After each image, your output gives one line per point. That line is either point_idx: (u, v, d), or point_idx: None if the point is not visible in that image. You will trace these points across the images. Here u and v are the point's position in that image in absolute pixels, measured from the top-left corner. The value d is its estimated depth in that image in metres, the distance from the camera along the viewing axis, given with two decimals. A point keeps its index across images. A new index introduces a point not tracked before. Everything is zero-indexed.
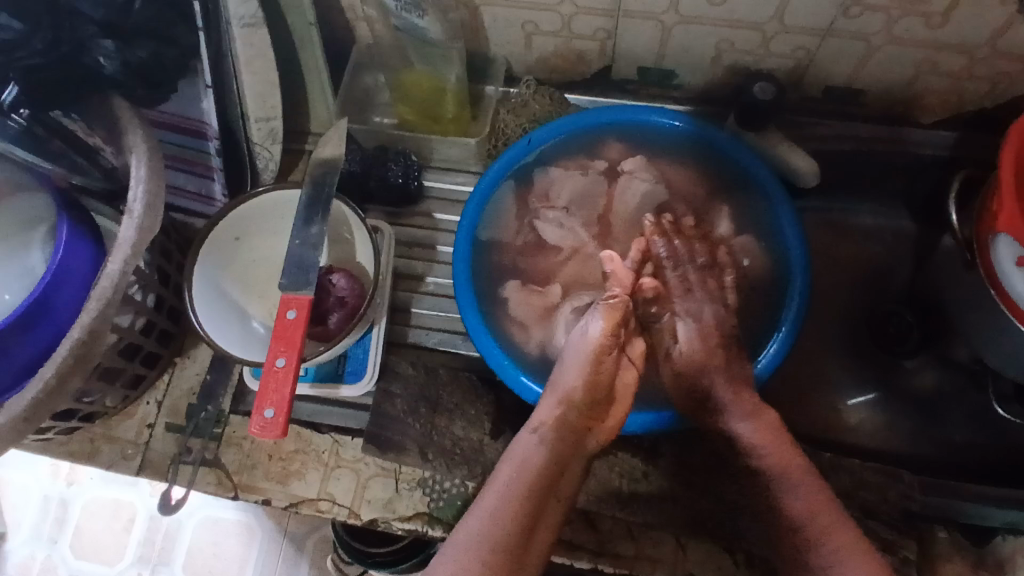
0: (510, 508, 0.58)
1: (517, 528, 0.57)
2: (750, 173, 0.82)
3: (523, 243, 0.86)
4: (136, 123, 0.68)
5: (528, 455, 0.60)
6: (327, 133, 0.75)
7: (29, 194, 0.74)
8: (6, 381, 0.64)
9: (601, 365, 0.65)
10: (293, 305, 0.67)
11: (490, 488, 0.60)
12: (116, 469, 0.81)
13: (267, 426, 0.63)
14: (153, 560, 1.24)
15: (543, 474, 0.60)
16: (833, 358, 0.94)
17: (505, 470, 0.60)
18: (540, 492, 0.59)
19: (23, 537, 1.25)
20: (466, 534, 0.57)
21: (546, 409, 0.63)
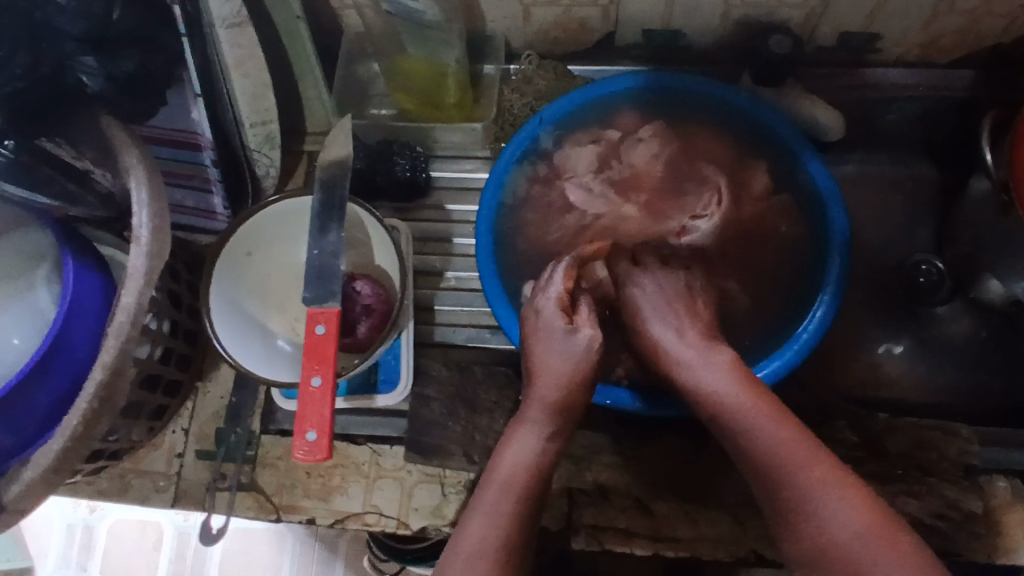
0: (511, 503, 0.58)
1: (518, 527, 0.57)
2: (773, 130, 0.78)
3: (545, 226, 0.80)
4: (130, 143, 0.64)
5: (528, 454, 0.60)
6: (330, 132, 0.71)
7: (24, 229, 0.69)
8: (30, 432, 0.60)
9: (587, 381, 0.64)
10: (320, 319, 0.64)
11: (490, 479, 0.59)
12: (150, 503, 0.78)
13: (312, 450, 0.60)
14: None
15: (544, 479, 0.60)
16: (868, 312, 0.92)
17: (505, 471, 0.59)
18: (538, 499, 0.59)
19: (52, 565, 1.23)
20: (474, 530, 0.56)
21: (538, 411, 0.63)
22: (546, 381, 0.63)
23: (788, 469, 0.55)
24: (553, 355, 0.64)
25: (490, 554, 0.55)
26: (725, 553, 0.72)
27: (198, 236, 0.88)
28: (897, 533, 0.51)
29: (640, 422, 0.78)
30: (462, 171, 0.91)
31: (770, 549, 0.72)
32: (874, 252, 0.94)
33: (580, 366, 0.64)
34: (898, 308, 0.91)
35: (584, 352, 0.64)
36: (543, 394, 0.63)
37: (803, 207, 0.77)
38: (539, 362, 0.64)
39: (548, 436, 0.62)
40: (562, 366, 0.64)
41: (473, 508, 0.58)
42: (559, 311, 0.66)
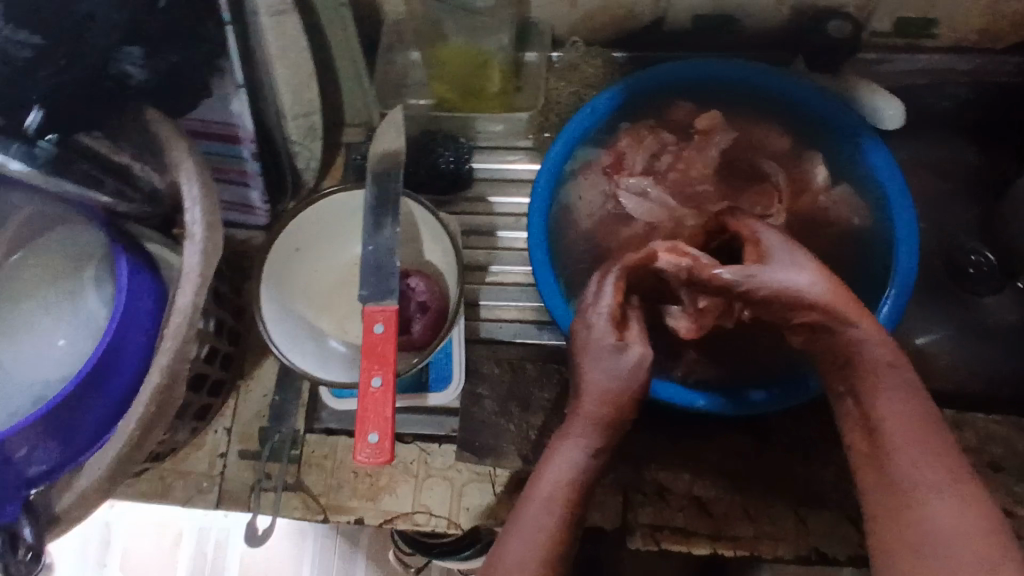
0: (555, 523, 0.57)
1: (560, 547, 0.56)
2: (834, 120, 0.75)
3: (600, 220, 0.77)
4: (179, 137, 0.62)
5: (569, 472, 0.59)
6: (381, 124, 0.69)
7: (76, 228, 0.67)
8: (84, 440, 0.58)
9: (636, 399, 0.61)
10: (379, 318, 0.62)
11: (533, 497, 0.58)
12: (194, 504, 0.77)
13: (375, 452, 0.58)
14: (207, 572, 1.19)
15: (586, 498, 0.59)
16: (930, 306, 0.87)
17: (547, 488, 0.58)
18: (580, 517, 0.58)
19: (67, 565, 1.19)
20: (525, 539, 0.55)
21: (583, 425, 0.61)
22: (594, 394, 0.61)
23: (897, 446, 0.54)
24: (603, 373, 0.61)
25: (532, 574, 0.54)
26: (786, 552, 0.70)
27: (236, 230, 0.86)
28: (999, 529, 0.50)
29: (694, 419, 0.76)
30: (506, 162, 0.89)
31: (831, 547, 0.70)
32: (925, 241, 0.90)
33: (629, 384, 0.61)
34: (954, 295, 0.88)
35: (634, 369, 0.61)
36: (590, 409, 0.61)
37: (865, 196, 0.74)
38: (587, 373, 0.61)
39: (593, 453, 0.60)
40: (619, 377, 0.61)
41: (514, 523, 0.57)
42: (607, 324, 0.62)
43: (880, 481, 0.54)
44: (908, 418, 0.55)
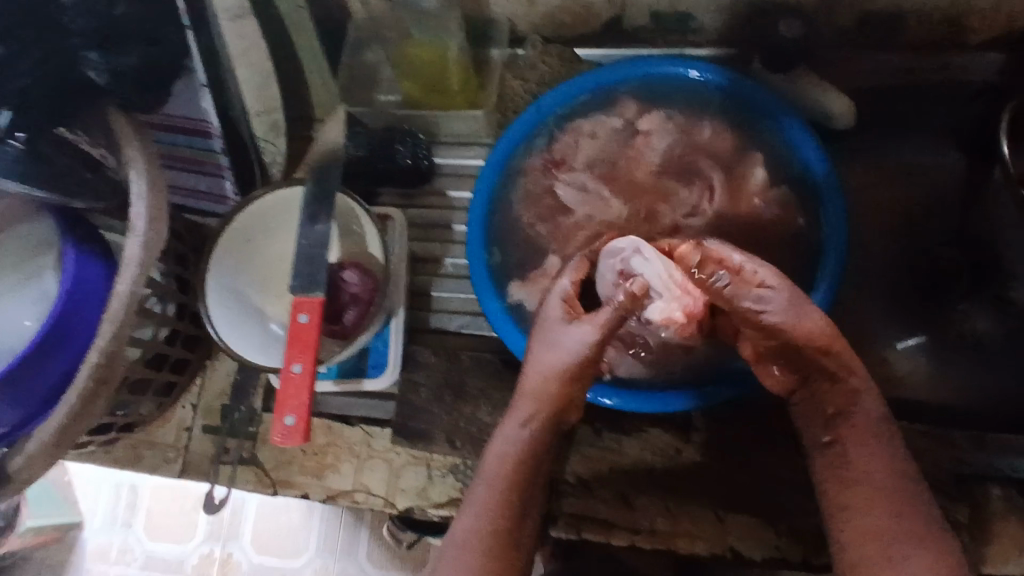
0: (495, 497, 0.60)
1: (501, 519, 0.59)
2: (778, 120, 0.74)
3: (541, 215, 0.79)
4: (134, 137, 0.66)
5: (508, 447, 0.61)
6: (328, 121, 0.74)
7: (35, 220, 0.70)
8: (32, 410, 0.64)
9: (575, 377, 0.61)
10: (304, 308, 0.65)
11: (480, 474, 0.62)
12: (160, 472, 0.84)
13: (289, 434, 0.62)
14: (222, 536, 1.24)
15: (527, 471, 0.61)
16: (894, 313, 0.86)
17: (491, 466, 0.61)
18: (523, 487, 0.61)
19: (96, 523, 1.27)
20: (472, 515, 0.60)
21: (524, 402, 0.62)
22: (537, 373, 0.62)
23: (881, 503, 0.57)
24: (553, 354, 0.61)
25: (473, 547, 0.59)
26: (702, 547, 0.72)
27: (201, 217, 0.90)
28: None
29: (625, 415, 0.78)
30: (468, 159, 0.91)
31: (748, 548, 0.71)
32: (894, 244, 0.88)
33: (566, 363, 0.61)
34: (919, 298, 0.85)
35: (572, 351, 0.61)
36: (532, 387, 0.62)
37: (804, 199, 0.74)
38: (534, 357, 0.62)
39: (530, 426, 0.61)
40: (570, 360, 0.61)
41: (466, 499, 0.61)
42: (559, 304, 0.64)
43: (853, 530, 0.57)
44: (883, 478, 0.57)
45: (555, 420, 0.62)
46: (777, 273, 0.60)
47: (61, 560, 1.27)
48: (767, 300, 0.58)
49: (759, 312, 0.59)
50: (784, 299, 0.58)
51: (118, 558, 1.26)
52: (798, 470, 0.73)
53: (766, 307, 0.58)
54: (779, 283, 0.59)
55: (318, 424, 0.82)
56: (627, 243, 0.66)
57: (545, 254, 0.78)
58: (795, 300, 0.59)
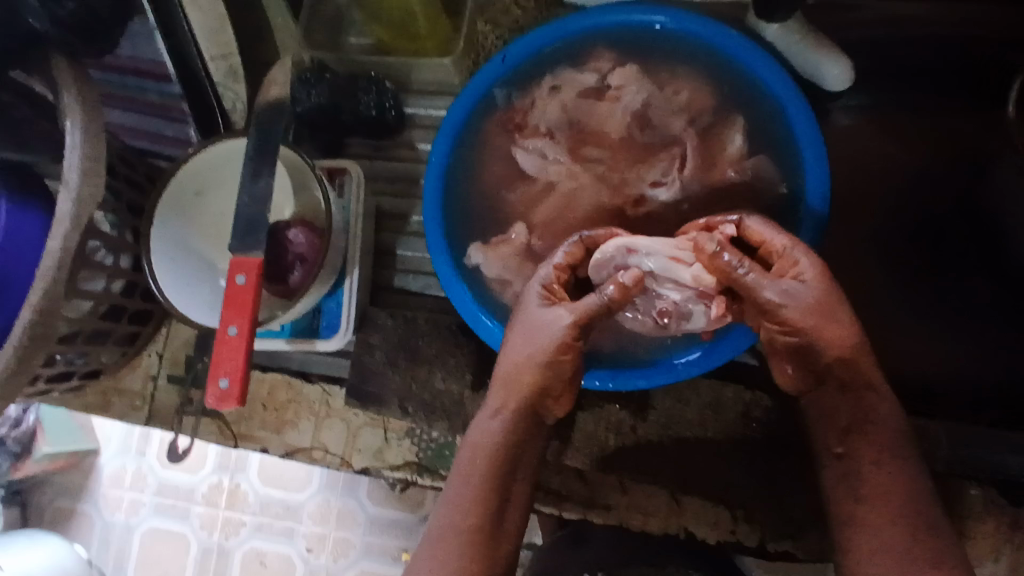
0: (469, 489, 0.59)
1: (478, 510, 0.58)
2: (761, 78, 0.67)
3: (505, 176, 0.74)
4: (71, 82, 0.62)
5: (483, 437, 0.60)
6: (272, 70, 0.69)
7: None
8: None
9: (556, 361, 0.59)
10: (242, 270, 0.63)
11: (455, 467, 0.61)
12: (128, 420, 0.85)
13: (223, 396, 0.62)
14: (231, 467, 1.17)
15: (505, 460, 0.59)
16: (899, 290, 0.77)
17: (466, 457, 0.60)
18: (502, 477, 0.59)
19: (111, 451, 1.22)
20: (448, 507, 0.58)
21: (501, 391, 0.60)
22: (513, 360, 0.60)
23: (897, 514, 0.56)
24: (529, 340, 0.59)
25: (449, 540, 0.57)
26: (654, 526, 0.71)
27: (159, 162, 0.84)
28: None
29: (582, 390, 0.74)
30: (439, 111, 0.87)
31: (700, 527, 0.70)
32: (898, 211, 0.79)
33: (544, 348, 0.59)
34: (927, 271, 0.77)
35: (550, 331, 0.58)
36: (508, 375, 0.60)
37: (785, 168, 0.68)
38: (511, 341, 0.61)
39: (504, 416, 0.60)
40: (550, 346, 0.58)
41: (443, 494, 0.60)
42: (538, 289, 0.62)
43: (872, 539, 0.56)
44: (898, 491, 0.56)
45: (530, 406, 0.60)
46: (815, 267, 0.57)
47: (78, 484, 1.22)
48: (797, 296, 0.55)
49: (786, 308, 0.55)
50: (817, 296, 0.55)
51: (133, 485, 1.20)
52: (760, 452, 0.70)
53: (794, 305, 0.55)
54: (813, 278, 0.56)
55: (278, 381, 0.82)
56: (617, 246, 0.62)
57: (507, 218, 0.74)
58: (824, 302, 0.55)
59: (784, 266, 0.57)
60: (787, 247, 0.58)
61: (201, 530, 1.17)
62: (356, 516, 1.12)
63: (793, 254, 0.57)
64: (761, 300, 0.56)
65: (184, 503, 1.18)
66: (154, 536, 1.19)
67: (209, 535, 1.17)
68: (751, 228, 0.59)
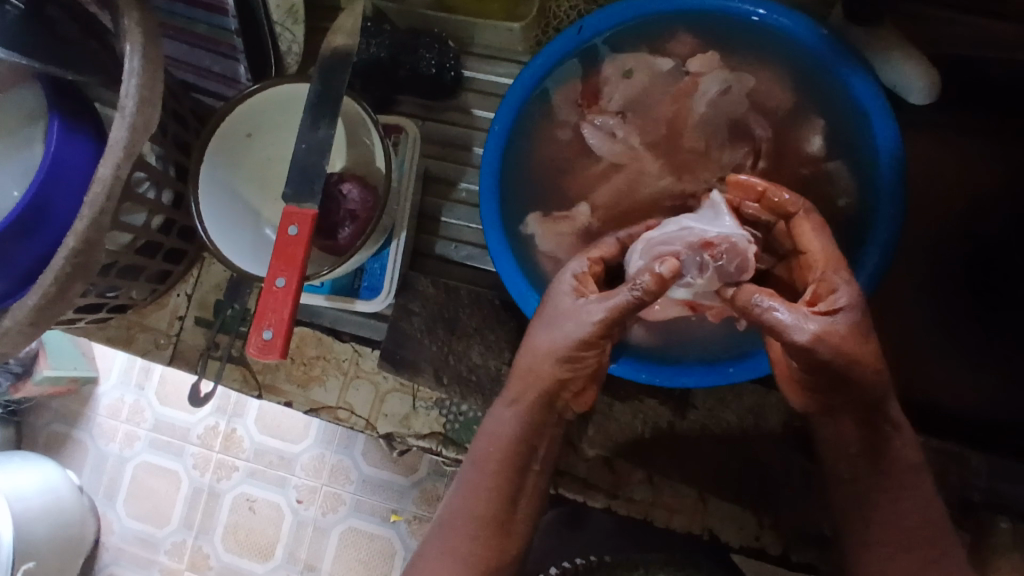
0: (484, 481, 0.58)
1: (496, 501, 0.58)
2: (847, 85, 0.65)
3: (565, 153, 0.72)
4: (133, 3, 0.59)
5: (500, 431, 0.59)
6: (339, 16, 0.66)
7: (22, 89, 0.66)
8: (9, 287, 0.62)
9: (581, 354, 0.56)
10: (295, 220, 0.61)
11: (468, 455, 0.61)
12: (150, 357, 0.84)
13: (265, 348, 0.60)
14: (229, 412, 1.16)
15: (519, 451, 0.59)
16: (943, 319, 0.77)
17: (481, 446, 0.60)
18: (516, 469, 0.59)
19: (113, 381, 1.21)
20: (462, 499, 0.59)
21: (519, 383, 0.59)
22: (534, 351, 0.57)
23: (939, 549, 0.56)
24: (552, 334, 0.56)
25: (463, 526, 0.58)
26: (679, 524, 0.70)
27: (203, 96, 0.85)
28: None
29: (620, 380, 0.73)
30: (499, 77, 0.84)
31: (727, 532, 0.70)
32: (953, 234, 0.79)
33: (567, 341, 0.55)
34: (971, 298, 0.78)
35: (577, 328, 0.55)
36: (528, 366, 0.58)
37: (859, 177, 0.66)
38: (534, 333, 0.58)
39: (522, 413, 0.59)
40: (570, 341, 0.55)
41: (457, 478, 0.60)
42: (570, 281, 0.59)
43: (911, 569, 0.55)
44: (938, 525, 0.56)
45: (546, 403, 0.58)
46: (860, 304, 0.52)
47: (77, 411, 1.21)
48: (827, 342, 0.49)
49: (813, 351, 0.50)
50: (846, 332, 0.50)
51: (130, 418, 1.19)
52: (792, 462, 0.69)
53: (823, 347, 0.49)
54: (844, 309, 0.51)
55: (309, 335, 0.80)
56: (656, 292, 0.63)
57: (565, 197, 0.72)
58: (855, 337, 0.51)
59: (819, 288, 0.53)
60: (827, 270, 0.54)
61: (194, 470, 1.16)
62: (350, 474, 1.11)
63: (831, 281, 0.53)
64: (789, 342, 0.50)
65: (179, 441, 1.17)
66: (148, 469, 1.18)
67: (201, 475, 1.16)
68: (799, 226, 0.58)
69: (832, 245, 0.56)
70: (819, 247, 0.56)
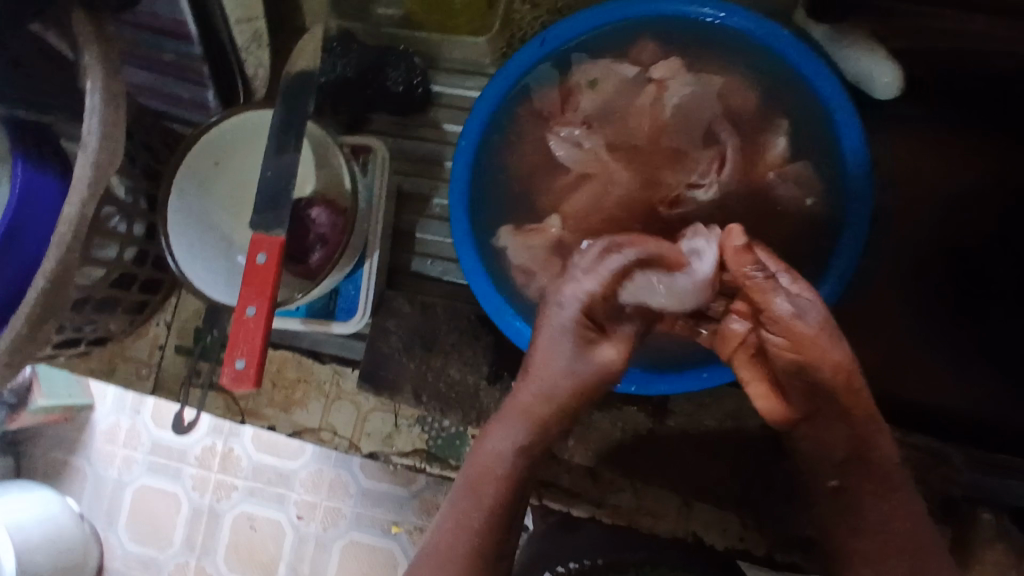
0: (483, 515, 0.55)
1: (491, 538, 0.55)
2: (809, 85, 0.66)
3: (535, 165, 0.72)
4: (92, 38, 0.58)
5: (495, 466, 0.56)
6: (301, 40, 0.65)
7: None
8: None
9: (590, 396, 0.56)
10: (264, 247, 0.61)
11: (459, 491, 0.56)
12: (133, 388, 0.84)
13: (238, 378, 0.60)
14: (226, 432, 1.14)
15: (515, 485, 0.56)
16: (920, 311, 0.77)
17: (474, 479, 0.56)
18: (511, 502, 0.56)
19: (109, 405, 1.19)
20: (455, 533, 0.55)
21: (520, 421, 0.56)
22: (545, 395, 0.55)
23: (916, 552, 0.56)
24: (569, 381, 0.55)
25: (458, 563, 0.54)
26: (664, 528, 0.70)
27: (174, 124, 0.84)
28: None
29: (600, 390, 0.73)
30: (469, 91, 0.83)
31: (710, 535, 0.70)
32: (927, 226, 0.79)
33: (584, 391, 0.55)
34: (950, 290, 0.77)
35: (595, 378, 0.55)
36: (531, 404, 0.56)
37: (827, 178, 0.66)
38: (542, 374, 0.55)
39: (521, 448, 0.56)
40: (586, 388, 0.55)
41: (445, 514, 0.56)
42: (577, 322, 0.54)
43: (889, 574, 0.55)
44: (914, 529, 0.56)
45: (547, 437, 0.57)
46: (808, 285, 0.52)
47: (72, 438, 1.19)
48: (809, 311, 0.50)
49: (799, 326, 0.51)
50: (820, 312, 0.51)
51: (127, 443, 1.18)
52: (773, 466, 0.69)
53: (807, 318, 0.51)
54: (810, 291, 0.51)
55: (288, 358, 0.80)
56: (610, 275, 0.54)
57: (536, 210, 0.72)
58: (829, 318, 0.51)
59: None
60: (776, 267, 0.53)
61: (193, 490, 1.15)
62: (349, 488, 1.10)
63: (783, 273, 0.52)
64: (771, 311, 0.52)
65: (177, 462, 1.16)
66: (147, 493, 1.17)
67: (201, 496, 1.14)
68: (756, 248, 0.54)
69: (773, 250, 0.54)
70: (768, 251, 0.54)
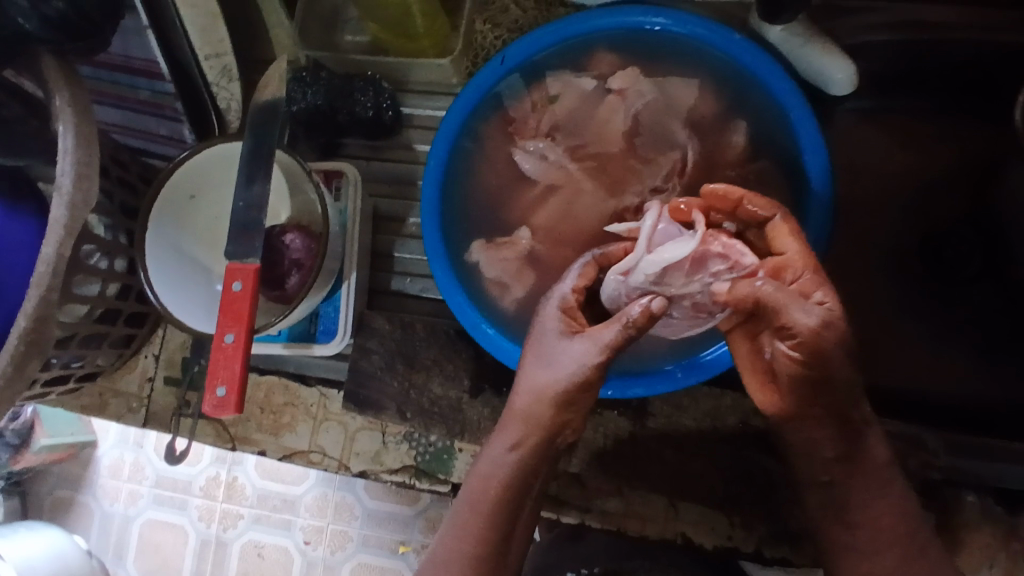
0: (479, 522, 0.58)
1: (483, 546, 0.57)
2: (763, 86, 0.67)
3: (503, 181, 0.74)
4: (63, 83, 0.59)
5: (493, 472, 0.59)
6: (267, 71, 0.67)
7: None
8: None
9: (580, 392, 0.57)
10: (239, 276, 0.63)
11: (460, 496, 0.60)
12: (125, 421, 0.85)
13: (220, 406, 0.61)
14: (229, 459, 1.15)
15: (512, 492, 0.58)
16: (892, 300, 0.79)
17: (473, 489, 0.59)
18: (508, 510, 0.58)
19: (111, 440, 1.20)
20: (450, 544, 0.58)
21: (516, 424, 0.59)
22: (530, 397, 0.58)
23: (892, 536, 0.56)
24: (550, 376, 0.57)
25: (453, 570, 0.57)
26: (653, 532, 0.71)
27: (153, 160, 0.84)
28: None
29: None
30: (438, 111, 0.85)
31: (698, 534, 0.70)
32: (891, 215, 0.81)
33: (566, 384, 0.56)
34: (918, 276, 0.79)
35: (572, 367, 0.56)
36: (524, 409, 0.58)
37: (787, 175, 0.68)
38: (529, 375, 0.58)
39: (514, 447, 0.59)
40: (569, 381, 0.56)
41: (445, 523, 0.59)
42: (558, 317, 0.59)
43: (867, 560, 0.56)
44: (889, 513, 0.57)
45: (544, 442, 0.59)
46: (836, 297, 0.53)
47: (75, 475, 1.21)
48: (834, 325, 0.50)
49: (818, 337, 0.51)
50: (839, 329, 0.51)
51: (131, 476, 1.19)
52: (754, 461, 0.70)
53: (825, 332, 0.51)
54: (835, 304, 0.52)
55: (275, 384, 0.82)
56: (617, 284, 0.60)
57: (506, 223, 0.74)
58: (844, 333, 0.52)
59: (801, 284, 0.54)
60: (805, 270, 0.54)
61: (199, 522, 1.15)
62: (354, 510, 1.10)
63: (806, 277, 0.53)
64: (792, 324, 0.51)
65: (182, 494, 1.16)
66: (152, 526, 1.17)
67: (206, 527, 1.15)
68: (776, 229, 0.56)
69: (805, 249, 0.55)
70: (795, 250, 0.55)
